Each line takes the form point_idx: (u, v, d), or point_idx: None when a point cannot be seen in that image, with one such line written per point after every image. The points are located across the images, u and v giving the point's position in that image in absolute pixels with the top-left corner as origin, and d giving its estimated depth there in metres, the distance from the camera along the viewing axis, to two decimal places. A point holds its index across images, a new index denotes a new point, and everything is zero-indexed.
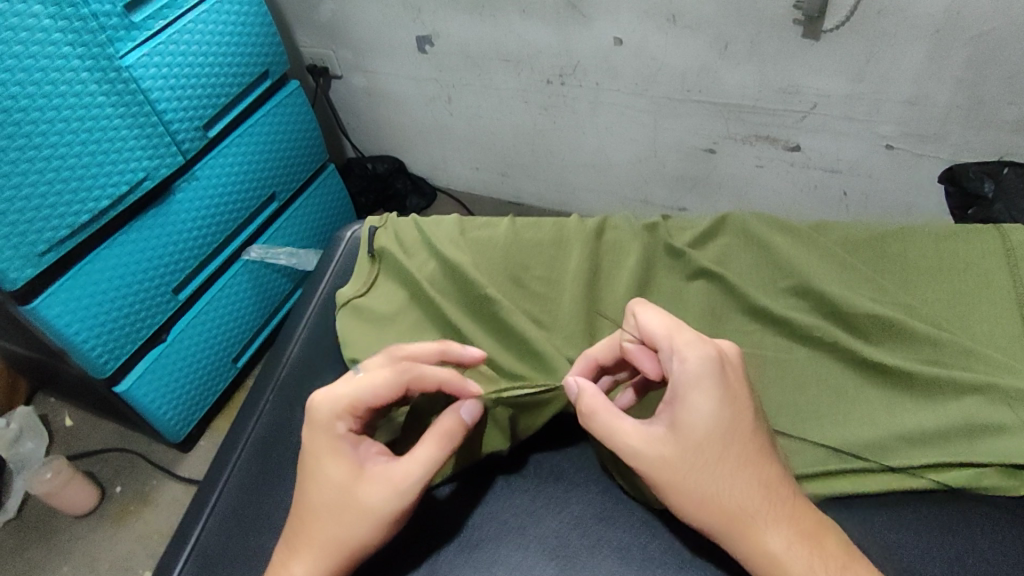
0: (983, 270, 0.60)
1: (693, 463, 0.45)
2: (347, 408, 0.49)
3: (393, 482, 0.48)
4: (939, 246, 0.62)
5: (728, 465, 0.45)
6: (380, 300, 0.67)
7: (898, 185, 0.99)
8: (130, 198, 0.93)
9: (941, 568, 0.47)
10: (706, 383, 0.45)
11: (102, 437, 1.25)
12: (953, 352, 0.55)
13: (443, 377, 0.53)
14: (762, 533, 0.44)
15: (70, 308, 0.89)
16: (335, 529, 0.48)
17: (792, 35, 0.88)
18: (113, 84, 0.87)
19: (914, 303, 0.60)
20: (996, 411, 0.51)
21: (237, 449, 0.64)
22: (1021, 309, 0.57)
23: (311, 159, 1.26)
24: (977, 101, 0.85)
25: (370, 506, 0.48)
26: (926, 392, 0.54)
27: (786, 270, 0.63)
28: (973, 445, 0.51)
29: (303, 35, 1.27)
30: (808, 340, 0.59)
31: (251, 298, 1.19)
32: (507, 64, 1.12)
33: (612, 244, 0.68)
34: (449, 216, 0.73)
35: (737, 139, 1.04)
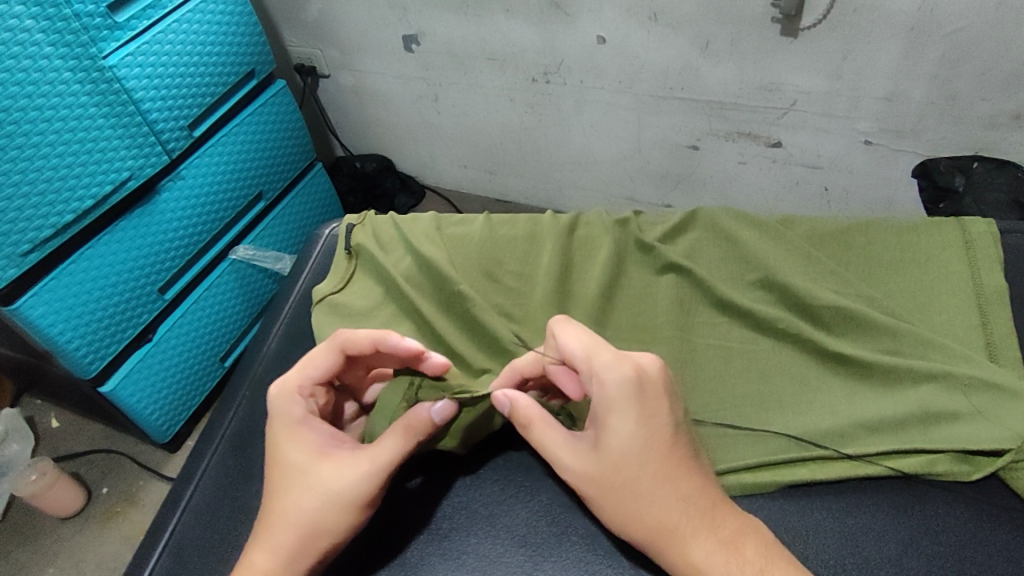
0: (945, 261, 0.62)
1: (616, 480, 0.46)
2: (294, 388, 0.54)
3: (357, 464, 0.50)
4: (902, 239, 0.64)
5: (645, 485, 0.45)
6: (356, 296, 0.68)
7: (877, 181, 1.00)
8: (114, 197, 0.94)
9: (895, 550, 0.48)
10: (621, 404, 0.47)
11: (90, 438, 1.26)
12: (912, 341, 0.57)
13: (373, 335, 0.55)
14: (686, 544, 0.44)
15: (55, 308, 0.90)
16: (300, 508, 0.49)
17: (771, 33, 0.89)
18: (96, 84, 0.88)
19: (877, 294, 0.61)
20: (951, 399, 0.53)
21: (213, 445, 0.65)
22: (979, 299, 0.59)
23: (297, 158, 1.27)
24: (952, 97, 0.86)
25: (335, 488, 0.49)
26: (886, 382, 0.56)
27: (753, 264, 0.64)
28: (928, 432, 0.52)
29: (290, 34, 1.28)
30: (774, 332, 0.60)
31: (237, 297, 1.20)
32: (493, 62, 1.13)
33: (584, 239, 0.69)
34: (426, 213, 0.74)
35: (720, 136, 1.05)
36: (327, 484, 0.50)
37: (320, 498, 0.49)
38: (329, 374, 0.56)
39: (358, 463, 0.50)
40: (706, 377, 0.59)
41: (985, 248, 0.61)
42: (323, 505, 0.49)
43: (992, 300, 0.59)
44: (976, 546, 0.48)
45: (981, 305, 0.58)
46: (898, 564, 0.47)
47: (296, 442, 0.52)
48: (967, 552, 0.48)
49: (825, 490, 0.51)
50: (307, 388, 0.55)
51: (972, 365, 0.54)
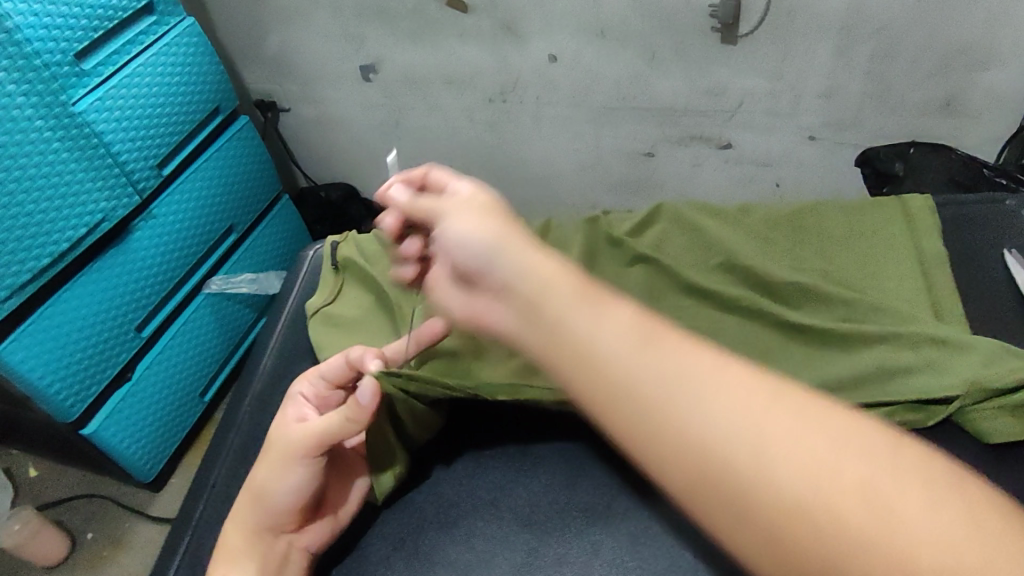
0: (889, 234, 0.67)
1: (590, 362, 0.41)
2: (309, 373, 0.58)
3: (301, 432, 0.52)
4: (848, 218, 0.69)
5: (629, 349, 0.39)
6: (347, 307, 0.72)
7: (824, 173, 1.06)
8: (89, 239, 0.96)
9: None
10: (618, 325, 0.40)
11: (70, 485, 1.26)
12: (863, 308, 0.62)
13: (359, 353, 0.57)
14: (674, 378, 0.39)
15: (34, 353, 0.91)
16: (260, 473, 0.53)
17: (713, 40, 0.94)
18: (68, 130, 0.90)
19: (831, 268, 0.66)
20: (901, 354, 0.58)
21: (218, 460, 0.68)
22: (922, 265, 0.64)
23: (265, 190, 1.29)
24: (885, 90, 0.92)
25: (276, 443, 0.53)
26: (843, 344, 0.60)
27: (715, 249, 0.69)
28: (885, 387, 0.57)
29: (249, 70, 1.31)
30: (738, 308, 0.64)
31: (214, 331, 1.22)
32: (450, 85, 1.17)
33: (556, 238, 0.73)
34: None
35: (673, 141, 1.10)
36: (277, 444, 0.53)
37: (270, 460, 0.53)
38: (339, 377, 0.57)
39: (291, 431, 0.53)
40: None
41: (924, 221, 0.67)
42: (273, 468, 0.52)
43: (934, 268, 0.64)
44: None
45: (925, 271, 0.64)
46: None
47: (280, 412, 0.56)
48: None
49: None
50: (316, 379, 0.58)
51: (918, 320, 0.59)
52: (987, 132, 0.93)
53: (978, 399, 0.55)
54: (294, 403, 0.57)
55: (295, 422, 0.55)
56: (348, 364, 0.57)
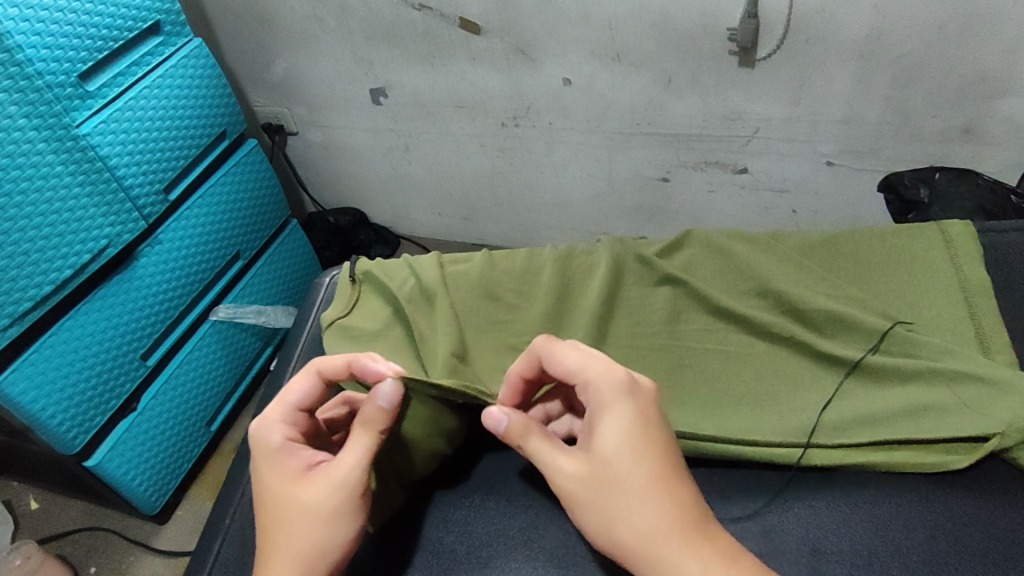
0: (928, 259, 0.66)
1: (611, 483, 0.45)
2: (274, 418, 0.55)
3: (338, 474, 0.51)
4: (886, 242, 0.68)
5: (634, 496, 0.45)
6: (364, 318, 0.71)
7: (843, 200, 1.05)
8: (93, 266, 0.94)
9: (923, 534, 0.52)
10: (616, 405, 0.47)
11: (73, 517, 1.23)
12: (897, 343, 0.60)
13: (347, 359, 0.56)
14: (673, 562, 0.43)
15: (36, 383, 0.89)
16: (301, 534, 0.50)
17: (730, 65, 0.93)
18: (71, 154, 0.89)
19: (865, 297, 0.65)
20: (935, 393, 0.57)
21: (236, 499, 0.66)
22: (964, 292, 0.63)
23: (273, 217, 1.28)
24: (904, 116, 0.92)
25: (318, 500, 0.50)
26: (875, 379, 0.60)
27: (746, 275, 0.68)
28: (918, 424, 0.56)
29: (257, 94, 1.30)
30: (767, 334, 0.64)
31: (221, 359, 1.20)
32: (461, 110, 1.16)
33: (585, 259, 0.72)
34: (428, 253, 0.76)
35: (688, 167, 1.10)
36: (307, 501, 0.50)
37: (309, 516, 0.50)
38: (307, 400, 0.56)
39: (332, 481, 0.51)
40: (704, 380, 0.62)
41: (964, 244, 0.65)
42: (316, 523, 0.50)
43: (976, 300, 0.62)
44: (996, 522, 0.52)
45: (965, 299, 0.62)
46: (926, 547, 0.51)
47: (274, 468, 0.53)
48: (991, 531, 0.51)
49: (848, 488, 0.55)
50: (289, 416, 0.55)
51: (957, 355, 0.58)
52: (1008, 158, 0.92)
53: (1017, 441, 0.53)
54: (287, 451, 0.53)
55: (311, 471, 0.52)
56: (314, 384, 0.56)
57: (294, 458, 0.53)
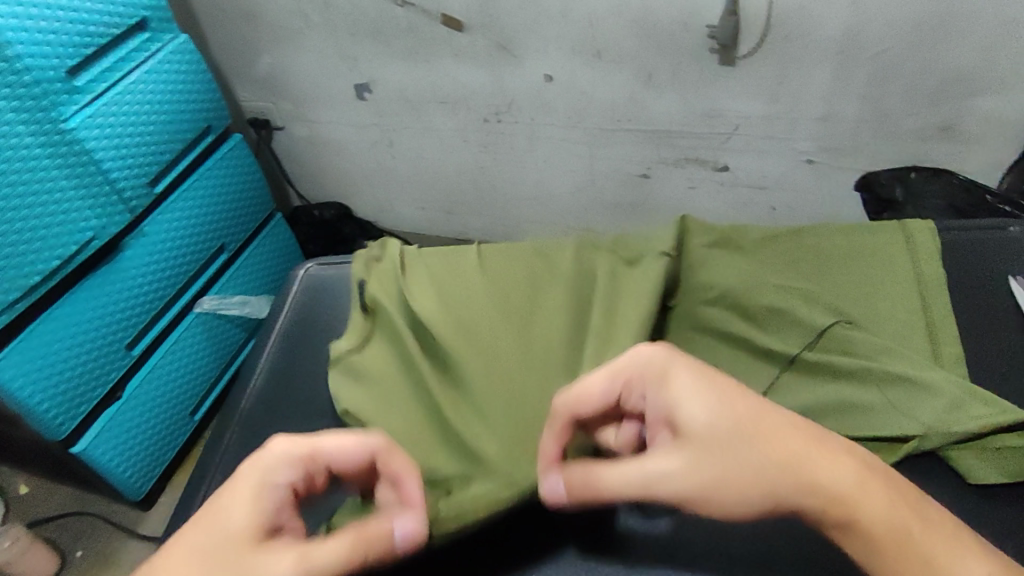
0: (886, 254, 0.67)
1: (728, 439, 0.45)
2: (301, 454, 0.48)
3: (306, 559, 0.43)
4: (846, 236, 0.69)
5: (766, 434, 0.45)
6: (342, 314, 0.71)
7: (821, 197, 1.06)
8: (78, 257, 0.94)
9: None
10: (674, 367, 0.49)
11: (57, 505, 1.24)
12: (837, 341, 0.61)
13: (411, 470, 0.51)
14: (817, 471, 0.44)
15: (22, 371, 0.89)
16: None
17: (710, 63, 0.94)
18: (58, 147, 0.89)
19: (815, 289, 0.65)
20: (868, 392, 0.58)
21: (206, 479, 0.66)
22: (915, 289, 0.64)
23: (257, 209, 1.28)
24: (882, 114, 0.92)
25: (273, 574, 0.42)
26: (813, 372, 0.60)
27: (698, 267, 0.69)
28: (844, 421, 0.57)
29: (243, 89, 1.30)
30: (708, 328, 0.65)
31: (205, 350, 1.20)
32: (444, 105, 1.16)
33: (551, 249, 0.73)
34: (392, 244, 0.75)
35: (668, 164, 1.10)
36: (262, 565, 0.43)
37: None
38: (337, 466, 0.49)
39: (307, 552, 0.44)
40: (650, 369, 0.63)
41: (923, 244, 0.67)
42: None
43: (931, 307, 0.63)
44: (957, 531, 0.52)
45: (918, 295, 0.63)
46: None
47: (255, 502, 0.45)
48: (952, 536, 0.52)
49: None
50: (309, 459, 0.48)
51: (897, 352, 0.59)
52: (981, 158, 0.93)
53: (939, 442, 0.55)
54: (275, 494, 0.46)
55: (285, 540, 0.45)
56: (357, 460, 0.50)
57: (277, 510, 0.46)
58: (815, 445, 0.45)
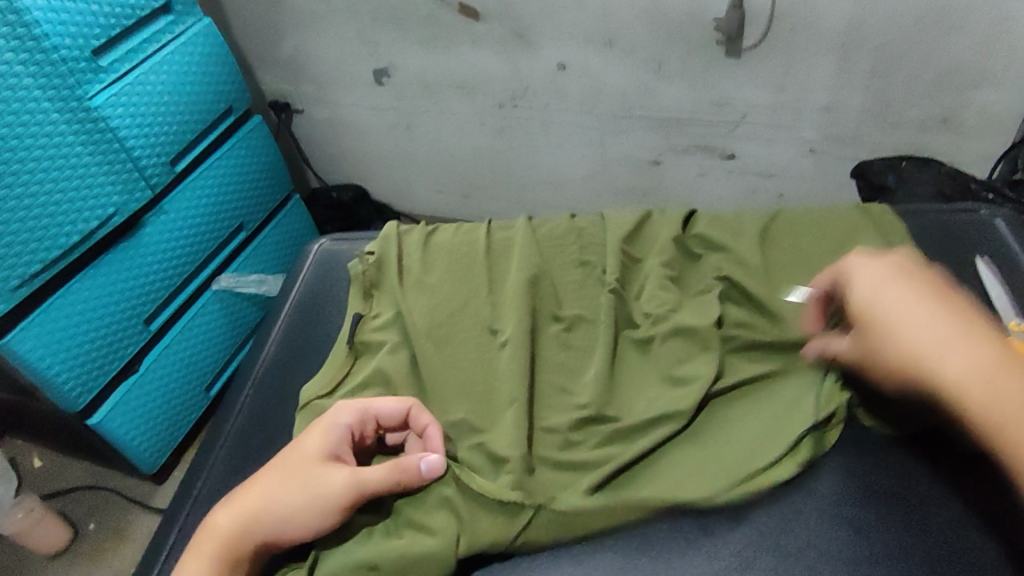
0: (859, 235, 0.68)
1: (873, 306, 0.51)
2: (358, 408, 0.56)
3: (353, 479, 0.52)
4: (820, 220, 0.71)
5: (901, 309, 0.49)
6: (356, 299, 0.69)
7: (827, 185, 1.07)
8: (101, 232, 0.98)
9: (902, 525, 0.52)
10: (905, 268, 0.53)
11: (77, 475, 1.29)
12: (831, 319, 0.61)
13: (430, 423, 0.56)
14: (941, 359, 0.46)
15: (43, 342, 0.94)
16: (289, 497, 0.52)
17: (718, 52, 0.96)
18: (83, 124, 0.93)
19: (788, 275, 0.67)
20: None
21: (219, 439, 0.68)
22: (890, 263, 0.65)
23: (275, 191, 1.32)
24: (886, 105, 0.94)
25: (322, 489, 0.52)
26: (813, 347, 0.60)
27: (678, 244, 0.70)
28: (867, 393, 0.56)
29: (265, 72, 1.33)
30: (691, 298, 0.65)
31: (221, 327, 1.24)
32: (461, 90, 1.19)
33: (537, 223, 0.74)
34: (388, 223, 0.75)
35: (679, 150, 1.12)
36: (320, 478, 0.52)
37: (305, 488, 0.52)
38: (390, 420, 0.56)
39: (354, 470, 0.53)
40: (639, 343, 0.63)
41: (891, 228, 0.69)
42: (303, 496, 0.52)
43: None
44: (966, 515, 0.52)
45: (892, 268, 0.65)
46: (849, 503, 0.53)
47: (316, 436, 0.55)
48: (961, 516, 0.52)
49: None
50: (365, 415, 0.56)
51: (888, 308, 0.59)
52: (985, 149, 0.94)
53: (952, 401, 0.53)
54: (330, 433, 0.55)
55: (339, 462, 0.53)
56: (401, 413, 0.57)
57: (329, 446, 0.54)
58: (962, 340, 0.46)
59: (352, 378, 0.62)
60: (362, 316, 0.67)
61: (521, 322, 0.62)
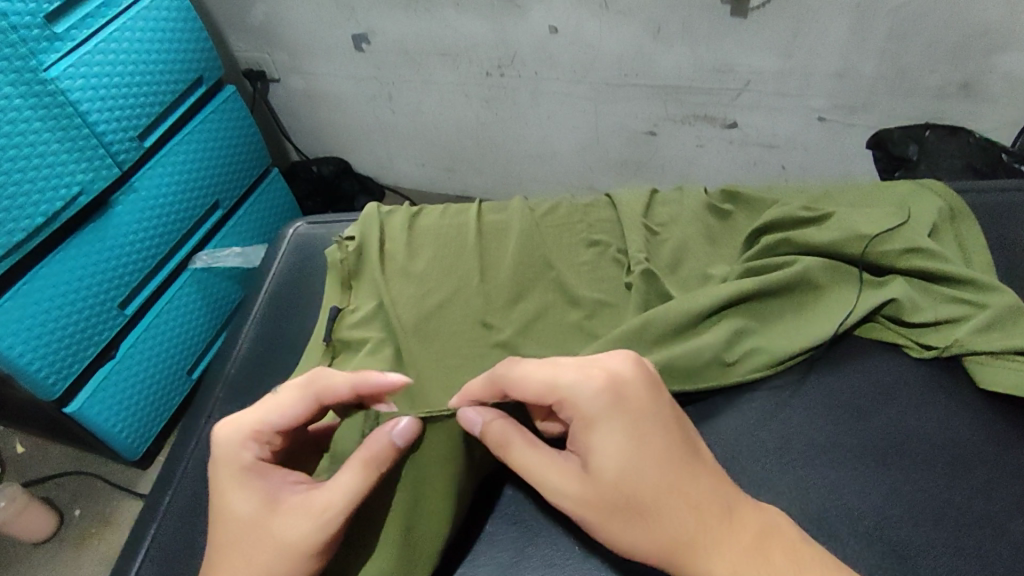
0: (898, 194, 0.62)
1: (641, 411, 0.42)
2: (250, 434, 0.47)
3: (312, 512, 0.44)
4: (851, 188, 0.64)
5: (617, 439, 0.42)
6: (335, 293, 0.63)
7: (833, 157, 1.02)
8: (66, 213, 0.91)
9: (1006, 508, 0.46)
10: None
11: (57, 462, 1.23)
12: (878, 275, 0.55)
13: (349, 381, 0.47)
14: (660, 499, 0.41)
15: (12, 330, 0.87)
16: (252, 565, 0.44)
17: (721, 14, 0.89)
18: (39, 98, 0.85)
19: None
20: (958, 309, 0.52)
21: (190, 445, 0.63)
22: (943, 218, 0.59)
23: (253, 165, 1.25)
24: (900, 71, 0.88)
25: (289, 542, 0.44)
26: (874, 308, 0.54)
27: (691, 220, 0.64)
28: (950, 337, 0.52)
29: (237, 39, 1.26)
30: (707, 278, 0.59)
31: (201, 308, 1.18)
32: (446, 58, 1.12)
33: (534, 202, 0.68)
34: (367, 205, 0.69)
35: (677, 121, 1.06)
36: (274, 533, 0.44)
37: (270, 551, 0.44)
38: (294, 421, 0.47)
39: (306, 503, 0.45)
40: None
41: (935, 183, 0.62)
42: (274, 559, 0.44)
43: (962, 239, 0.58)
44: None
45: (947, 226, 0.58)
46: (909, 498, 0.47)
47: (239, 492, 0.46)
48: None
49: (808, 448, 0.50)
50: (266, 432, 0.47)
51: (935, 267, 0.54)
52: (1002, 117, 0.89)
53: None
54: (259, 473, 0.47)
55: (287, 500, 0.46)
56: (306, 406, 0.47)
57: (265, 485, 0.46)
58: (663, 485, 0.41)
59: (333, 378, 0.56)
60: (341, 309, 0.61)
61: (521, 319, 0.57)
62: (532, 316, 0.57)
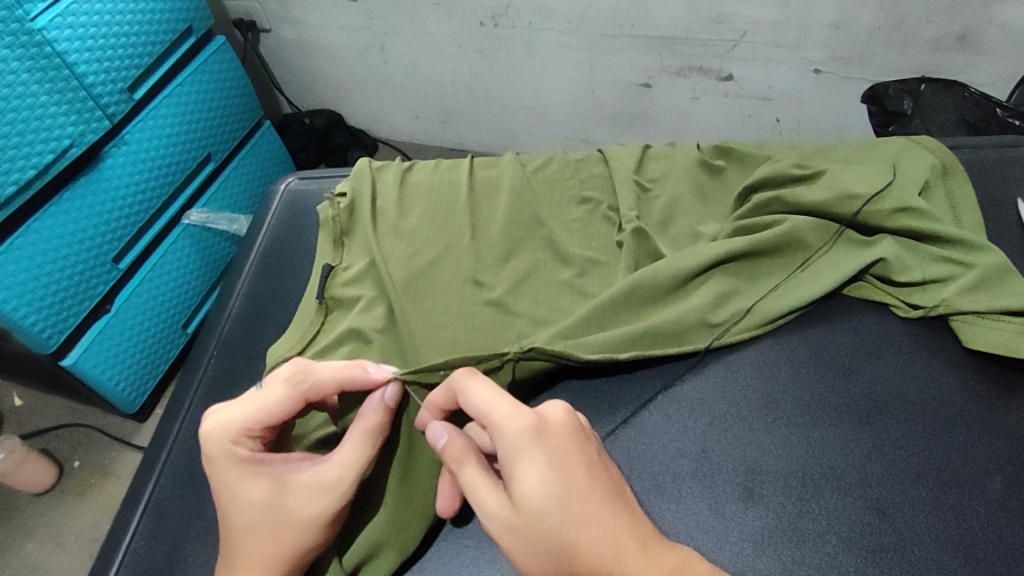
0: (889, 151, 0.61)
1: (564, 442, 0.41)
2: (242, 432, 0.46)
3: (327, 487, 0.46)
4: (842, 144, 0.64)
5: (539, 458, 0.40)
6: (326, 250, 0.63)
7: (827, 110, 1.02)
8: (56, 166, 0.90)
9: (986, 466, 0.47)
10: None
11: (55, 414, 1.24)
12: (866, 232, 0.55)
13: (340, 377, 0.48)
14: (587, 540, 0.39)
15: (6, 286, 0.87)
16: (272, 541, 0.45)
17: None
18: (27, 48, 0.83)
19: None
20: (945, 271, 0.53)
21: (186, 403, 0.64)
22: (933, 174, 0.59)
23: (245, 119, 1.24)
24: (897, 21, 0.87)
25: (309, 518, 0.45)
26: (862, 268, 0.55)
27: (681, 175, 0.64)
28: (935, 297, 0.53)
29: None
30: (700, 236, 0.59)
31: (195, 262, 1.18)
32: (438, 7, 1.10)
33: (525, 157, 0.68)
34: (358, 160, 0.68)
35: (673, 73, 1.05)
36: (290, 510, 0.46)
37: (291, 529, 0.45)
38: (284, 416, 0.47)
39: (319, 480, 0.46)
40: None
41: (926, 138, 0.62)
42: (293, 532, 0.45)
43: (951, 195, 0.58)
44: None
45: (937, 183, 0.58)
46: (893, 455, 0.48)
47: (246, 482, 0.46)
48: None
49: (794, 407, 0.51)
50: (257, 430, 0.47)
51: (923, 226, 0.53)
52: (1000, 70, 0.88)
53: None
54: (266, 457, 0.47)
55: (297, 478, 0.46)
56: (297, 401, 0.47)
57: (273, 471, 0.47)
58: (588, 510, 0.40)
59: (326, 336, 0.56)
60: (333, 267, 0.61)
61: (511, 278, 0.58)
62: (523, 275, 0.58)
